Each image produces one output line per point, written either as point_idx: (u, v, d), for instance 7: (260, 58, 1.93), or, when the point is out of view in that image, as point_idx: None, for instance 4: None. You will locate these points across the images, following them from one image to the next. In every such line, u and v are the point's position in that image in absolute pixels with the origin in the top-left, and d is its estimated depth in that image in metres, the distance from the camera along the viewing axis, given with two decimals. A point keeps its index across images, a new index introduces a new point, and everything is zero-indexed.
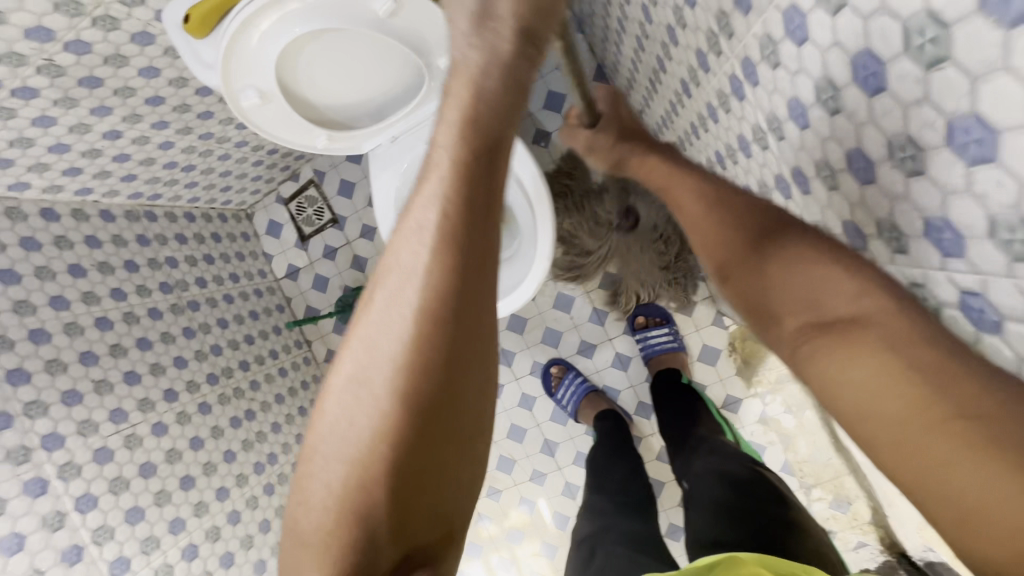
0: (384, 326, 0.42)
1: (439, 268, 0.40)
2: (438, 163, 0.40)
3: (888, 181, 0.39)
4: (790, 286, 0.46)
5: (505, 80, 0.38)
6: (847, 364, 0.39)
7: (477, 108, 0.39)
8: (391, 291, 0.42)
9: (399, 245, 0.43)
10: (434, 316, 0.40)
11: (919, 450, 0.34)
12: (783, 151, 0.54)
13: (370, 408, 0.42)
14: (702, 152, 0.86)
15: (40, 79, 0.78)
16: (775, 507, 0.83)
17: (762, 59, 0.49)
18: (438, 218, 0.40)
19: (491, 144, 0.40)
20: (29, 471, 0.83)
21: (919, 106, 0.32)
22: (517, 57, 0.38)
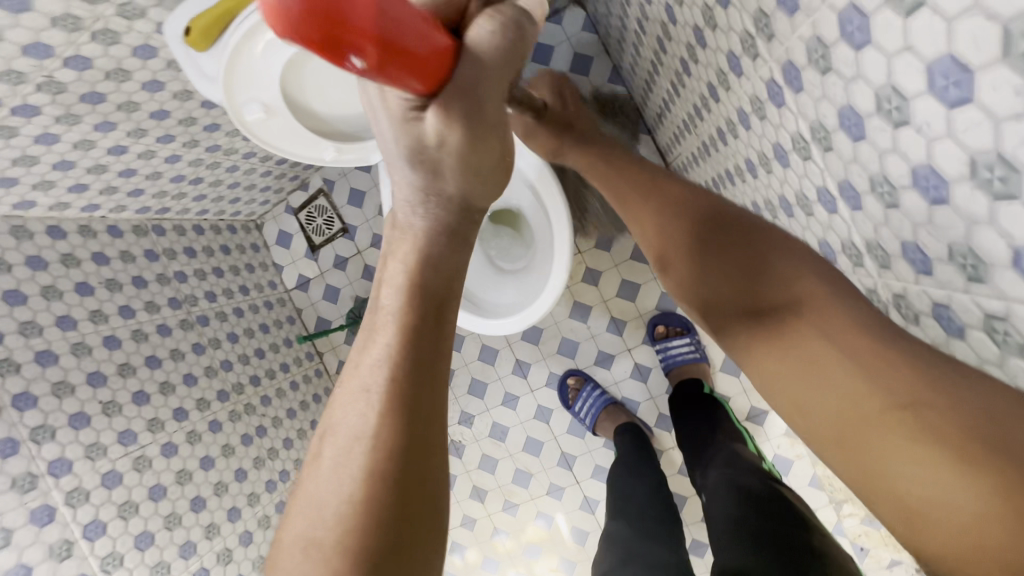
0: (332, 475, 0.37)
1: (388, 414, 0.37)
2: (387, 315, 0.39)
3: (967, 204, 0.34)
4: (734, 288, 0.49)
5: (449, 237, 0.40)
6: (793, 362, 0.41)
7: (425, 269, 0.39)
8: (337, 454, 0.37)
9: (343, 402, 0.39)
10: (390, 463, 0.36)
11: (874, 442, 0.35)
12: (830, 163, 0.49)
13: (323, 546, 0.35)
14: (728, 159, 0.81)
15: (40, 96, 0.75)
16: (798, 531, 0.75)
17: (809, 64, 0.44)
18: (390, 372, 0.37)
19: (446, 297, 0.40)
20: (36, 498, 0.81)
21: (1016, 121, 0.27)
22: (461, 225, 0.41)
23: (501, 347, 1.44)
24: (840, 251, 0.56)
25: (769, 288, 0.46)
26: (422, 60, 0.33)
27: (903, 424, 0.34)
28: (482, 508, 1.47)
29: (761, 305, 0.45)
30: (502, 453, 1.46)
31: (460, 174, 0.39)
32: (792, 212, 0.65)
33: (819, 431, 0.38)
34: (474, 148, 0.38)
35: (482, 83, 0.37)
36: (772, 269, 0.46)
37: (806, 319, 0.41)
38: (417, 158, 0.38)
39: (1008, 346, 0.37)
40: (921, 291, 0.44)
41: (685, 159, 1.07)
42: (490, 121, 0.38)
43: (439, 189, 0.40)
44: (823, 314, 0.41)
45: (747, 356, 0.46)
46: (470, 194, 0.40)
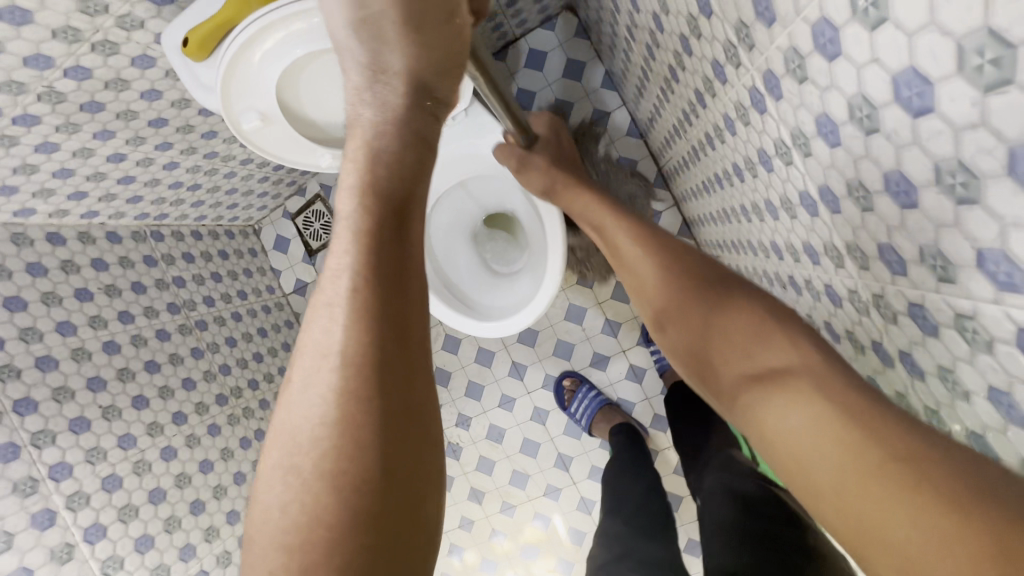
0: (307, 398, 0.39)
1: (359, 328, 0.38)
2: (344, 223, 0.40)
3: (934, 208, 0.35)
4: (738, 344, 0.53)
5: (401, 133, 0.41)
6: (789, 415, 0.42)
7: (380, 170, 0.40)
8: (308, 375, 0.39)
9: (311, 322, 0.41)
10: (359, 378, 0.38)
11: (864, 492, 0.35)
12: (810, 168, 0.51)
13: (306, 459, 0.38)
14: (717, 164, 0.82)
15: (40, 105, 0.76)
16: (791, 531, 0.76)
17: (787, 73, 0.46)
18: (351, 285, 0.39)
19: (405, 199, 0.41)
20: (36, 502, 0.82)
21: (974, 130, 0.29)
22: (413, 116, 0.42)
23: (497, 349, 1.46)
24: (822, 252, 0.58)
25: (771, 351, 0.49)
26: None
27: (893, 475, 0.34)
28: (480, 510, 1.48)
29: (752, 358, 0.50)
30: (499, 455, 1.47)
31: (403, 43, 0.40)
32: (777, 215, 0.67)
33: (814, 486, 0.38)
34: (421, 14, 0.39)
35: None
36: (772, 338, 0.50)
37: (803, 378, 0.43)
38: (363, 19, 0.39)
39: (978, 343, 0.38)
40: (897, 291, 0.46)
41: (677, 163, 1.09)
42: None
43: (387, 68, 0.40)
44: (813, 371, 0.44)
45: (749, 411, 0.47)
46: (417, 69, 0.41)
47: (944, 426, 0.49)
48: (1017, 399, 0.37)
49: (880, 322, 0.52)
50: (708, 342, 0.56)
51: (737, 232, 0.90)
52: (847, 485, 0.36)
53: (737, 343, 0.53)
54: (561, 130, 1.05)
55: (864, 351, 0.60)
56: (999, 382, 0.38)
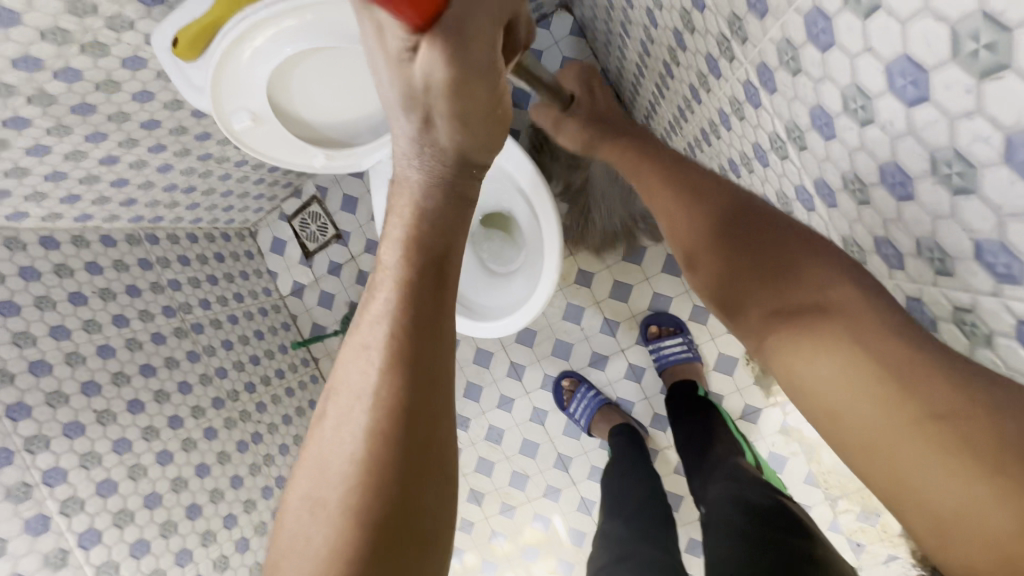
0: (337, 437, 0.39)
1: (394, 370, 0.39)
2: (388, 270, 0.42)
3: (930, 199, 0.35)
4: (759, 275, 0.45)
5: (446, 193, 0.42)
6: (820, 364, 0.37)
7: (423, 225, 0.41)
8: (342, 411, 0.40)
9: (346, 363, 0.42)
10: (390, 419, 0.38)
11: (904, 457, 0.33)
12: (805, 162, 0.50)
13: (331, 497, 0.38)
14: (713, 159, 0.82)
15: (31, 108, 0.76)
16: (796, 539, 0.75)
17: (780, 65, 0.45)
18: (388, 330, 0.40)
19: (446, 248, 0.42)
20: (30, 508, 0.81)
21: (970, 118, 0.28)
22: (459, 179, 0.42)
23: (495, 350, 1.45)
24: None
25: (804, 287, 0.42)
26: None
27: (933, 434, 0.32)
28: (480, 512, 1.47)
29: (787, 296, 0.42)
30: (498, 456, 1.46)
31: (449, 127, 0.39)
32: None
33: (843, 441, 0.36)
34: (466, 99, 0.38)
35: (472, 34, 0.36)
36: (817, 271, 0.42)
37: (837, 321, 0.38)
38: (410, 103, 0.38)
39: (978, 337, 0.38)
40: (895, 286, 0.45)
41: None
42: (481, 69, 0.37)
43: (435, 142, 0.40)
44: (855, 312, 0.38)
45: (773, 355, 0.42)
46: (464, 146, 0.41)
47: None
48: None
49: None
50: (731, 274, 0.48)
51: None
52: (881, 442, 0.34)
53: (768, 280, 0.44)
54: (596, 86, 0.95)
55: None
56: None
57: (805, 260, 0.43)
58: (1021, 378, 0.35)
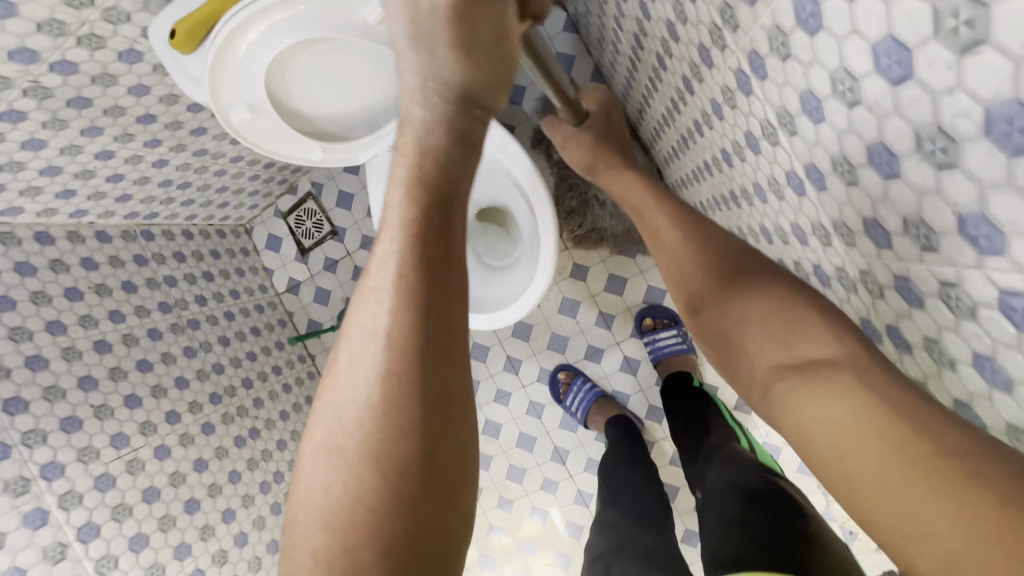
0: (354, 382, 0.41)
1: (407, 319, 0.39)
2: (393, 212, 0.41)
3: (916, 176, 0.36)
4: (767, 330, 0.51)
5: (449, 129, 0.41)
6: (828, 407, 0.41)
7: (429, 166, 0.41)
8: (356, 359, 0.41)
9: (358, 311, 0.42)
10: (405, 365, 0.39)
11: (908, 504, 0.34)
12: (796, 147, 0.51)
13: (352, 439, 0.39)
14: (706, 150, 0.83)
15: (27, 101, 0.76)
16: (789, 519, 0.76)
17: (771, 52, 0.46)
18: (399, 278, 0.40)
19: (451, 190, 0.42)
20: (28, 502, 0.81)
21: (952, 94, 0.29)
22: (460, 115, 0.41)
23: (491, 344, 1.45)
24: (811, 232, 0.59)
25: (806, 336, 0.47)
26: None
27: (945, 482, 0.33)
28: (477, 506, 1.48)
29: (788, 345, 0.48)
30: (495, 450, 1.47)
31: (453, 59, 0.39)
32: (766, 198, 0.67)
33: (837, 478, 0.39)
34: (472, 25, 0.38)
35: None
36: (813, 328, 0.47)
37: (844, 369, 0.42)
38: (419, 30, 0.39)
39: (963, 311, 0.39)
40: (884, 265, 0.46)
41: (667, 153, 1.09)
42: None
43: (442, 75, 0.40)
44: (851, 361, 0.43)
45: (779, 404, 0.45)
46: (468, 80, 0.40)
47: None
48: (1002, 362, 0.38)
49: (867, 298, 0.53)
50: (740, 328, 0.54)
51: (728, 220, 0.90)
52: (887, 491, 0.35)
53: (764, 325, 0.52)
54: (615, 108, 0.95)
55: None
56: (984, 347, 0.39)
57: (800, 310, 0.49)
58: (1004, 348, 0.36)
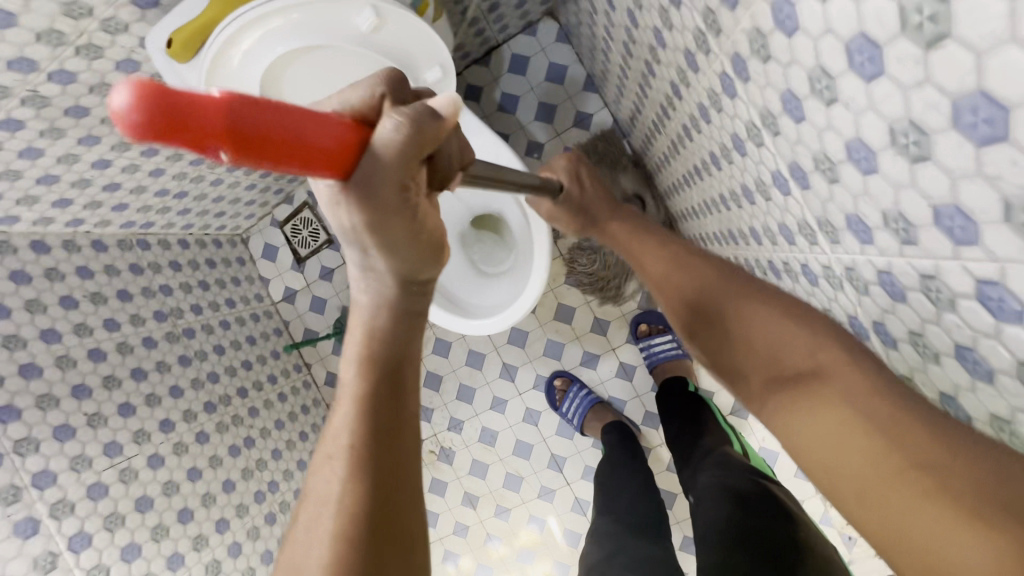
0: (310, 541, 0.42)
1: (355, 480, 0.42)
2: (347, 389, 0.45)
3: (892, 170, 0.37)
4: (759, 345, 0.53)
5: (394, 312, 0.46)
6: (817, 423, 0.43)
7: (376, 344, 0.45)
8: (310, 519, 0.43)
9: (317, 471, 0.44)
10: (353, 520, 0.41)
11: (897, 512, 0.36)
12: (779, 147, 0.52)
13: None
14: (696, 155, 0.84)
15: (25, 110, 0.77)
16: (780, 524, 0.76)
17: (752, 54, 0.48)
18: (350, 441, 0.43)
19: (398, 363, 0.46)
20: (19, 510, 0.80)
21: (921, 88, 0.30)
22: (403, 298, 0.45)
23: (487, 351, 1.46)
24: (797, 232, 0.60)
25: (796, 348, 0.49)
26: (329, 159, 0.34)
27: (922, 489, 0.35)
28: (474, 515, 1.47)
29: (781, 363, 0.50)
30: (492, 458, 1.46)
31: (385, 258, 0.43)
32: (753, 199, 0.68)
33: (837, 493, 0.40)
34: (383, 222, 0.40)
35: (383, 180, 0.37)
36: (798, 338, 0.49)
37: (831, 380, 0.44)
38: (347, 239, 0.42)
39: (942, 303, 0.40)
40: (867, 261, 0.47)
41: (659, 159, 1.11)
42: (394, 201, 0.39)
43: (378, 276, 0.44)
44: (840, 370, 0.45)
45: (772, 420, 0.48)
46: (401, 271, 0.44)
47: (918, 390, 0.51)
48: (982, 352, 0.38)
49: (854, 295, 0.53)
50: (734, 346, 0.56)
51: (719, 224, 0.91)
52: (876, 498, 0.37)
53: (755, 337, 0.54)
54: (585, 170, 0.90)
55: None
56: (964, 338, 0.39)
57: (787, 322, 0.51)
58: (983, 338, 0.37)
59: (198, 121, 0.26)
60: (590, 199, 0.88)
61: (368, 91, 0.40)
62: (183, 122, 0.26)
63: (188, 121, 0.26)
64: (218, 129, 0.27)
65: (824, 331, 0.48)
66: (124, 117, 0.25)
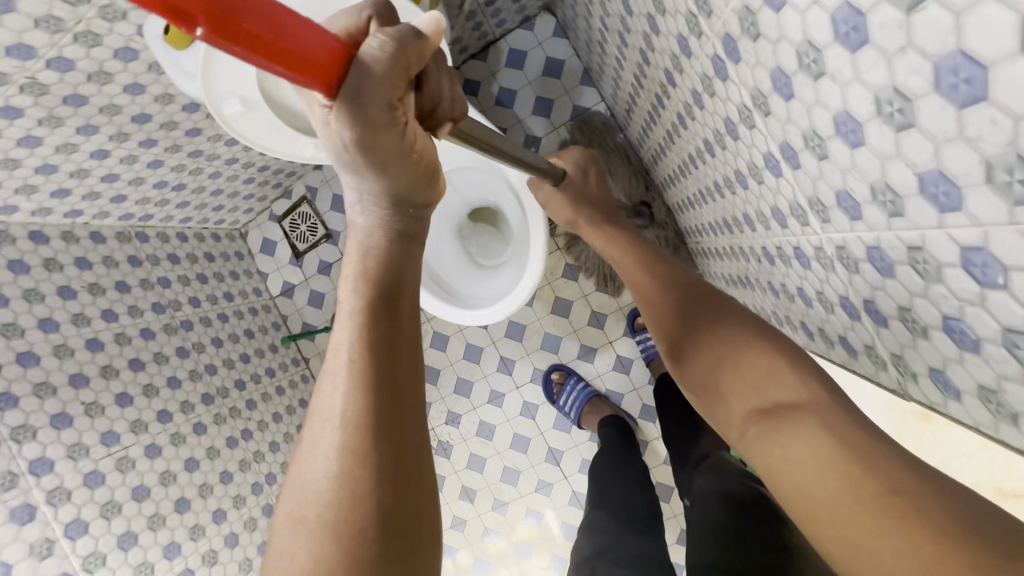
0: (316, 459, 0.41)
1: (362, 390, 0.41)
2: (345, 307, 0.43)
3: (879, 140, 0.37)
4: (742, 372, 0.54)
5: (392, 221, 0.44)
6: (790, 444, 0.45)
7: (375, 263, 0.44)
8: (316, 434, 0.41)
9: (320, 391, 0.43)
10: (363, 432, 0.40)
11: (870, 536, 0.36)
12: (770, 128, 0.53)
13: (315, 511, 0.39)
14: (691, 143, 0.84)
15: (23, 97, 0.77)
16: (771, 529, 0.76)
17: (742, 33, 0.48)
18: (351, 357, 0.41)
19: (398, 282, 0.44)
20: (16, 497, 0.80)
21: (904, 53, 0.31)
22: (399, 211, 0.44)
23: (485, 345, 1.46)
24: (789, 214, 0.60)
25: (778, 382, 0.51)
26: (308, 56, 0.32)
27: (892, 509, 0.36)
28: (472, 509, 1.47)
29: (763, 393, 0.51)
30: (490, 451, 1.46)
31: (378, 172, 0.41)
32: (747, 183, 0.68)
33: (812, 512, 0.41)
34: (377, 148, 0.39)
35: (372, 95, 0.36)
36: (780, 374, 0.51)
37: (806, 411, 0.46)
38: (342, 160, 0.41)
39: (930, 275, 0.40)
40: (857, 238, 0.47)
41: (655, 150, 1.11)
42: (384, 120, 0.38)
43: (373, 189, 0.43)
44: (818, 404, 0.47)
45: (750, 447, 0.50)
46: (396, 186, 0.43)
47: (908, 367, 0.51)
48: (967, 322, 0.39)
49: (845, 274, 0.54)
50: (717, 370, 0.57)
51: (714, 213, 0.92)
52: (847, 519, 0.38)
53: (738, 367, 0.55)
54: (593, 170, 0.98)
55: (834, 310, 0.62)
56: (950, 309, 0.40)
57: (769, 356, 0.53)
58: (969, 307, 0.37)
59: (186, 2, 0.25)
60: (586, 192, 0.96)
61: (357, 23, 0.40)
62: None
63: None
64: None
65: (804, 367, 0.51)
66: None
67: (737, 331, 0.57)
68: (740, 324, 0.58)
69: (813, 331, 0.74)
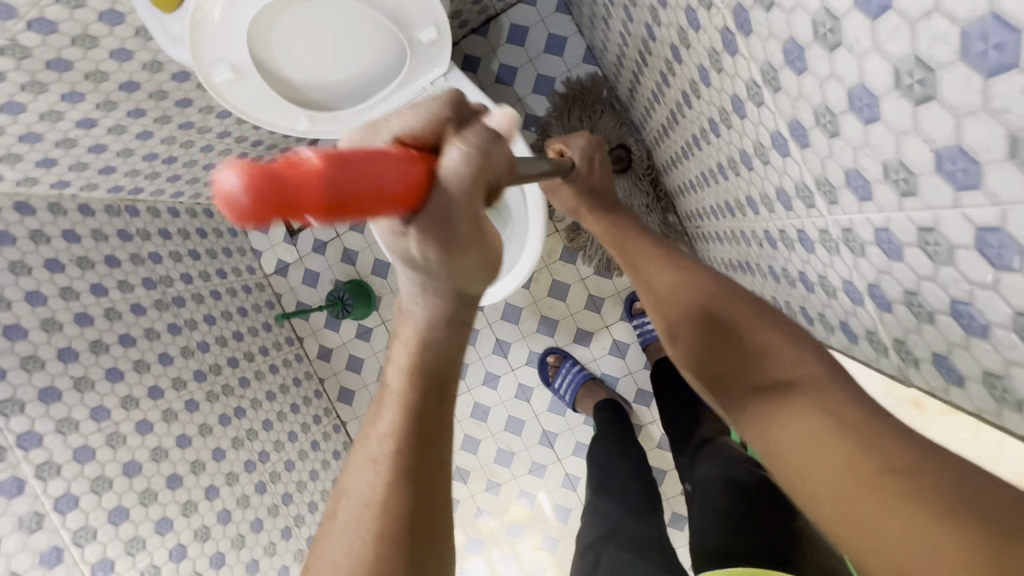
0: (344, 544, 0.41)
1: (396, 484, 0.42)
2: (392, 394, 0.44)
3: (895, 115, 0.36)
4: (745, 355, 0.55)
5: (447, 321, 0.42)
6: (795, 429, 0.45)
7: (427, 355, 0.43)
8: (348, 519, 0.42)
9: (353, 471, 0.44)
10: (394, 525, 0.41)
11: (869, 512, 0.36)
12: (779, 104, 0.51)
13: None
14: (695, 122, 0.82)
15: (4, 60, 0.74)
16: (778, 515, 0.76)
17: (756, 4, 0.46)
18: (394, 445, 0.42)
19: (446, 377, 0.44)
20: (3, 470, 0.79)
21: (929, 18, 0.29)
22: (459, 310, 0.42)
23: (481, 327, 1.45)
24: (794, 195, 0.58)
25: (780, 360, 0.52)
26: (398, 199, 0.33)
27: (889, 487, 0.36)
28: (465, 489, 1.47)
29: (765, 372, 0.52)
30: (483, 433, 1.46)
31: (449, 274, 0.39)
32: (752, 164, 0.66)
33: (817, 494, 0.41)
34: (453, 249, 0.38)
35: (456, 217, 0.36)
36: (784, 352, 0.52)
37: (807, 393, 0.47)
38: (414, 266, 0.39)
39: (940, 257, 0.39)
40: (865, 220, 0.46)
41: (657, 130, 1.08)
42: (466, 238, 0.38)
43: (434, 288, 0.40)
44: (821, 385, 0.47)
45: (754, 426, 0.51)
46: (461, 285, 0.41)
47: (911, 353, 0.50)
48: (977, 306, 0.38)
49: (850, 258, 0.52)
50: (722, 346, 0.58)
51: (716, 196, 0.90)
52: (849, 495, 0.38)
53: (744, 355, 0.55)
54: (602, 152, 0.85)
55: (836, 295, 0.61)
56: (961, 292, 0.39)
57: (771, 336, 0.54)
58: (981, 290, 0.36)
59: (301, 197, 0.29)
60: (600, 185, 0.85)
61: (430, 114, 0.39)
62: (287, 199, 0.28)
63: (290, 195, 0.28)
64: (313, 193, 0.29)
65: (803, 345, 0.53)
66: (232, 201, 0.27)
67: (747, 311, 0.58)
68: (746, 306, 0.59)
69: (813, 317, 0.73)
